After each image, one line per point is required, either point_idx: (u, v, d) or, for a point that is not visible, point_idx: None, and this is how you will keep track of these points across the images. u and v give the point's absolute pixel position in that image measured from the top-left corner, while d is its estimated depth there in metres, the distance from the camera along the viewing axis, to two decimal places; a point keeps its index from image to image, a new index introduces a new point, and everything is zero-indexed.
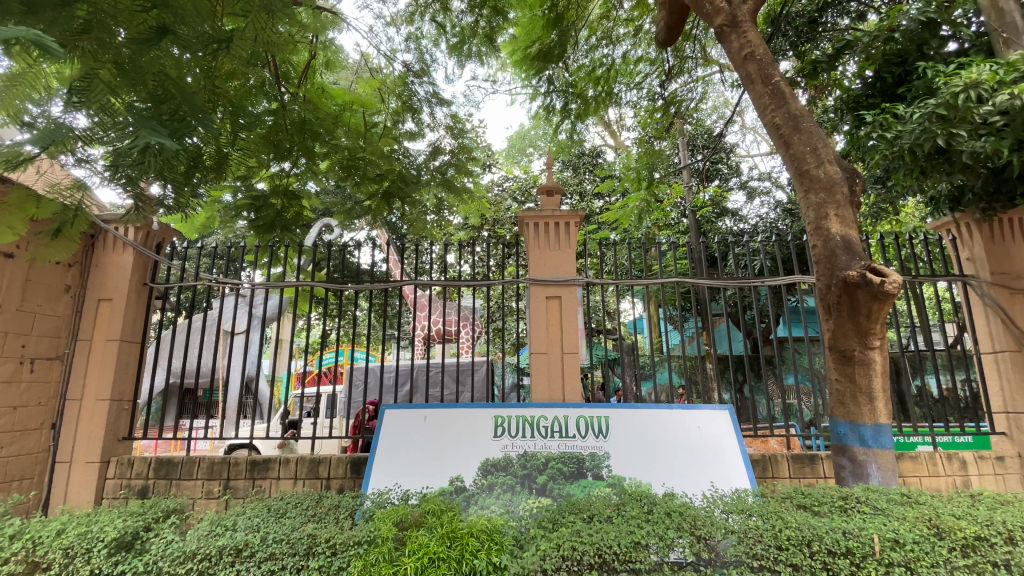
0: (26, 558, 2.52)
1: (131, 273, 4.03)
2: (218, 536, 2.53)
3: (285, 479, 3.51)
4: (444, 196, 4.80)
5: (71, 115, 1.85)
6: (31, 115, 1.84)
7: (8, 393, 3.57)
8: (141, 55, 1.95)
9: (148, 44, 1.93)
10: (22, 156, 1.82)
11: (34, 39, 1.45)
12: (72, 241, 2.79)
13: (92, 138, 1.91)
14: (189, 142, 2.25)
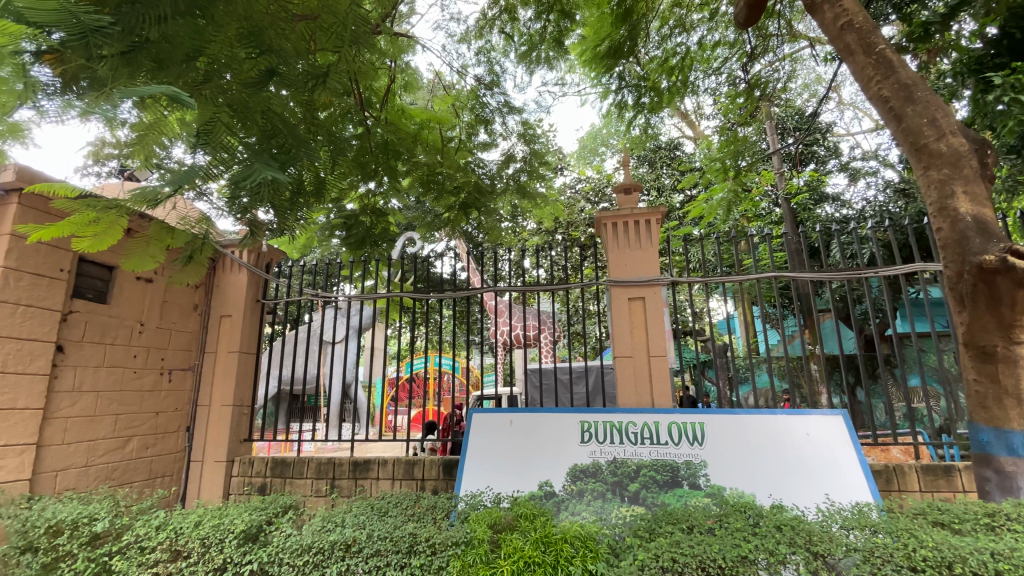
0: (169, 546, 2.87)
1: (245, 291, 4.49)
2: (330, 532, 2.72)
3: (384, 480, 3.71)
4: (518, 203, 4.85)
5: (193, 155, 2.07)
6: (160, 158, 2.10)
7: (152, 400, 4.19)
8: (251, 95, 2.20)
9: (257, 87, 2.18)
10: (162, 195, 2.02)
11: (171, 93, 1.67)
12: (200, 265, 3.16)
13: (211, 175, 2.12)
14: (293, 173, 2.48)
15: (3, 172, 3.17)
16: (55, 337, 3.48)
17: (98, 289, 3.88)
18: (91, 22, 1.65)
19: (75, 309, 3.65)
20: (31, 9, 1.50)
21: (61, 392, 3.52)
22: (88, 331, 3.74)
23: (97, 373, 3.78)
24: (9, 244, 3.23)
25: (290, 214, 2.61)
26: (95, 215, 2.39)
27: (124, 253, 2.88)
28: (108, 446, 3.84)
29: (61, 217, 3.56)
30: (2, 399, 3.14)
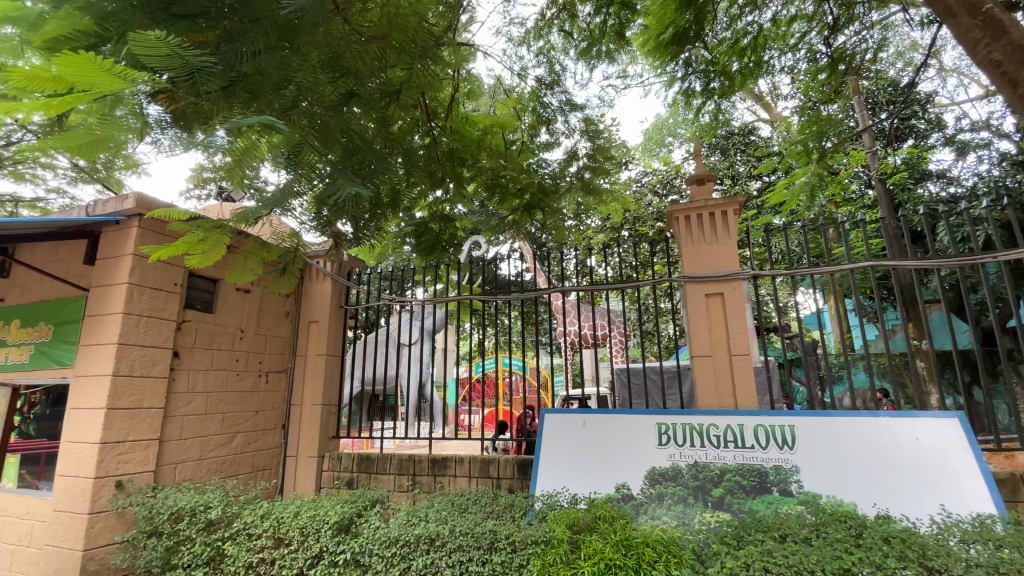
0: (273, 534, 3.14)
1: (329, 298, 4.82)
2: (415, 525, 2.85)
3: (461, 478, 3.79)
4: (582, 201, 4.79)
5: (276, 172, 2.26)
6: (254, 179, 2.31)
7: (252, 400, 4.60)
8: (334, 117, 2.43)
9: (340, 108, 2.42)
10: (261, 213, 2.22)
11: (266, 122, 1.86)
12: (291, 275, 3.43)
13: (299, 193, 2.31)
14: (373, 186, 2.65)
15: (124, 201, 3.64)
16: (172, 344, 3.94)
17: (205, 300, 4.34)
18: (198, 63, 1.85)
19: (188, 318, 4.11)
20: (150, 56, 1.71)
21: (178, 393, 3.98)
22: (198, 338, 4.19)
23: (207, 376, 4.23)
24: (133, 262, 3.69)
25: (369, 224, 2.78)
26: (203, 235, 2.67)
27: (228, 268, 3.19)
28: (217, 441, 4.27)
29: (172, 237, 4.00)
30: (131, 400, 3.59)
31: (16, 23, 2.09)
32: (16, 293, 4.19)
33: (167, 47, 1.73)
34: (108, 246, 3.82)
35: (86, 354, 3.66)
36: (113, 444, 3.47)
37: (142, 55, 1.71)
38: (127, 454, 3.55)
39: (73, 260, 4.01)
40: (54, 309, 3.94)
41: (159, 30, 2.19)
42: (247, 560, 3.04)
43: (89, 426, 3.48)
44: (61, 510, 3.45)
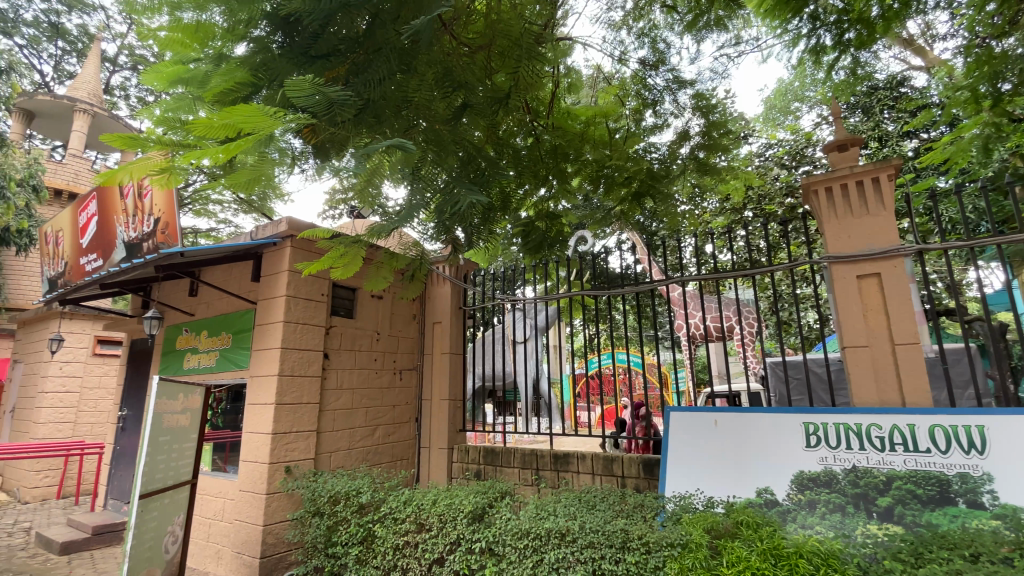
0: (416, 519, 3.38)
1: (449, 300, 5.12)
2: (544, 519, 2.89)
3: (584, 475, 3.74)
4: (696, 182, 4.46)
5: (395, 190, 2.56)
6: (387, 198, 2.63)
7: (390, 395, 5.08)
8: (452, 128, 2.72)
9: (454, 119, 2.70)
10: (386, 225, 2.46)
11: (397, 143, 2.06)
12: (417, 281, 3.70)
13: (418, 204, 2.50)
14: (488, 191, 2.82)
15: (280, 225, 4.22)
16: (322, 346, 4.47)
17: (347, 307, 4.86)
18: (334, 94, 2.06)
19: (333, 324, 4.65)
20: (297, 93, 1.97)
21: (330, 389, 4.51)
22: (342, 341, 4.71)
23: (351, 374, 4.74)
24: (289, 277, 4.25)
25: (485, 228, 2.93)
26: (344, 250, 2.99)
27: (365, 278, 3.55)
28: (363, 432, 4.77)
29: (317, 253, 4.54)
30: (293, 396, 4.15)
31: (191, 84, 2.51)
32: (204, 308, 5.06)
33: (310, 86, 1.98)
34: (269, 265, 4.45)
35: (258, 357, 4.31)
36: (281, 434, 4.04)
37: (292, 95, 1.98)
38: (293, 443, 4.12)
39: (242, 279, 4.73)
40: (231, 320, 4.68)
41: (299, 71, 2.48)
42: (395, 541, 3.35)
43: (263, 419, 4.08)
44: (245, 490, 4.09)
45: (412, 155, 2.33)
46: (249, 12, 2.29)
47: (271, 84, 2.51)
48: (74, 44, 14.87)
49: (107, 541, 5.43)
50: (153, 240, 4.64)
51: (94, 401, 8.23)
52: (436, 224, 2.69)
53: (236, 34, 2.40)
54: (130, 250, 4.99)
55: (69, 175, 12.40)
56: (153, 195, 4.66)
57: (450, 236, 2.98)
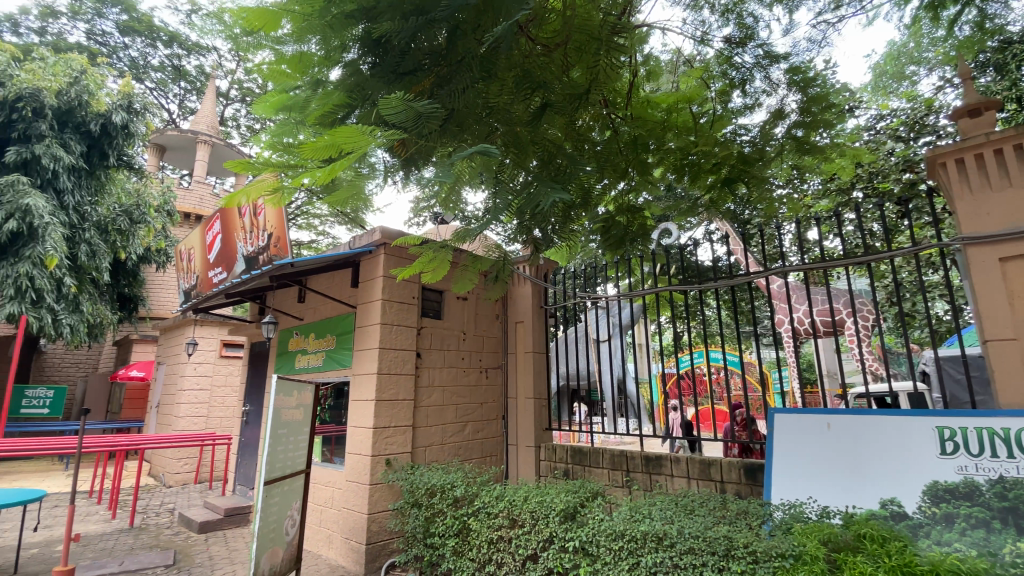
0: (508, 515, 3.44)
1: (531, 300, 5.17)
2: (640, 522, 2.82)
3: (679, 478, 3.60)
4: (795, 163, 4.10)
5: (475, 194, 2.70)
6: (467, 199, 2.73)
7: (477, 393, 5.24)
8: (534, 129, 2.75)
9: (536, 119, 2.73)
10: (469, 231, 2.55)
11: (482, 149, 2.12)
12: (502, 282, 3.77)
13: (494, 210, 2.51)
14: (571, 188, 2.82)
15: (374, 234, 4.51)
16: (415, 346, 4.72)
17: (435, 309, 5.09)
18: (421, 107, 2.16)
19: (424, 325, 4.89)
20: (390, 109, 2.10)
21: (423, 387, 4.75)
22: (432, 341, 4.94)
23: (442, 372, 4.95)
24: (384, 282, 4.54)
25: (563, 224, 2.99)
26: (432, 254, 3.15)
27: (452, 281, 3.71)
28: (454, 428, 4.96)
29: (408, 258, 4.79)
30: (390, 393, 4.42)
31: (292, 110, 2.76)
32: (310, 313, 5.54)
33: (400, 101, 2.10)
34: (365, 271, 4.78)
35: (358, 357, 4.63)
36: (381, 429, 4.32)
37: (385, 112, 2.11)
38: (392, 437, 4.39)
39: (342, 285, 5.12)
40: (334, 323, 5.08)
41: (388, 88, 2.65)
42: (489, 535, 3.44)
43: (365, 414, 4.39)
44: (351, 480, 4.41)
45: (494, 159, 2.41)
46: (341, 37, 2.46)
47: (364, 103, 2.72)
48: (194, 83, 16.93)
49: (237, 522, 6.12)
50: (267, 253, 5.14)
51: (223, 397, 9.31)
52: (514, 222, 2.79)
53: (332, 60, 2.62)
54: (248, 262, 5.58)
55: (195, 199, 14.16)
56: (266, 213, 5.17)
57: (529, 234, 3.05)
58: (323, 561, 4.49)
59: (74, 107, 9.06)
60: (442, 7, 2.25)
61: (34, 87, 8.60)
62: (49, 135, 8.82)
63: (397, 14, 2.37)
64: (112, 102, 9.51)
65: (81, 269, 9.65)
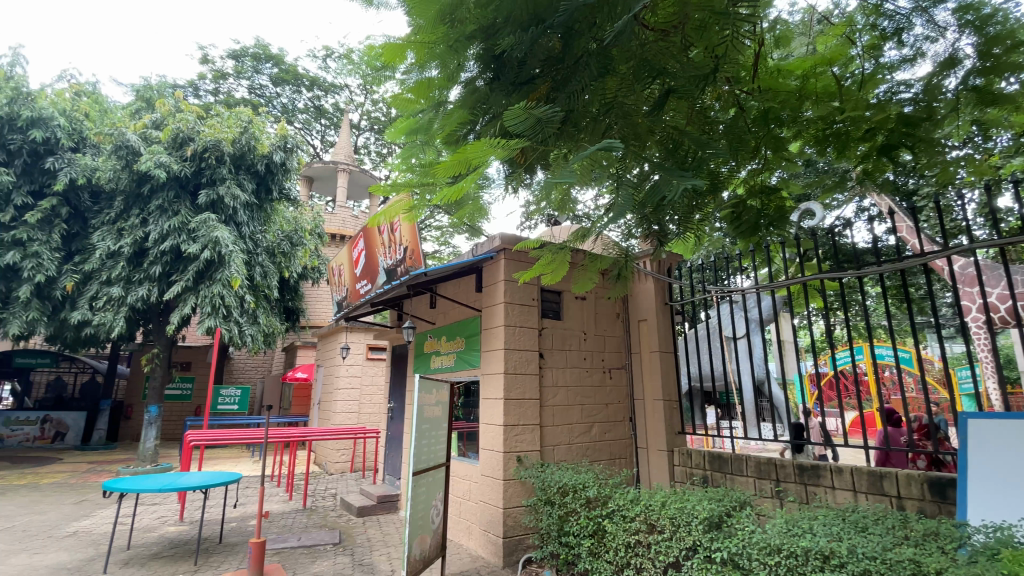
0: (646, 519, 3.34)
1: (654, 296, 4.95)
2: (799, 537, 2.55)
3: (843, 491, 3.18)
4: (978, 116, 3.39)
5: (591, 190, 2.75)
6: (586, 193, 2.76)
7: (602, 394, 5.19)
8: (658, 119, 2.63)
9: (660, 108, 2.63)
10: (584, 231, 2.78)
11: (606, 146, 2.13)
12: (625, 280, 3.69)
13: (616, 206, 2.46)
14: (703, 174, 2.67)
15: (494, 241, 4.70)
16: (538, 347, 4.82)
17: (555, 309, 5.15)
18: (541, 113, 2.23)
19: (545, 325, 4.97)
20: (513, 118, 2.22)
21: (547, 387, 4.84)
22: (554, 341, 5.00)
23: (565, 372, 4.99)
24: (506, 286, 4.70)
25: (688, 213, 2.83)
26: (552, 258, 3.22)
27: (572, 281, 3.75)
28: (580, 428, 4.96)
29: (528, 261, 4.91)
30: (517, 392, 4.57)
31: (418, 133, 2.99)
32: (441, 317, 5.97)
33: (525, 110, 2.21)
34: (488, 276, 5.01)
35: (486, 358, 4.86)
36: (511, 427, 4.48)
37: (510, 122, 2.24)
38: (521, 435, 4.53)
39: (468, 291, 5.43)
40: (462, 326, 5.40)
41: (507, 99, 2.77)
42: (626, 539, 3.37)
43: (495, 412, 4.59)
44: (486, 475, 4.63)
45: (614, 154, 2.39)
46: (460, 58, 2.66)
47: (485, 116, 2.90)
48: (332, 119, 19.21)
49: (388, 508, 6.77)
50: (404, 264, 5.64)
51: (370, 396, 10.39)
52: (634, 215, 2.74)
53: (452, 80, 2.79)
54: (388, 274, 6.17)
55: (338, 222, 16.04)
56: (401, 229, 5.67)
57: (648, 226, 2.99)
58: (465, 551, 4.77)
59: (246, 152, 10.76)
60: (558, 13, 2.30)
61: (215, 139, 10.34)
62: (229, 177, 10.57)
63: (517, 26, 2.48)
64: (271, 143, 11.16)
65: (257, 288, 11.45)
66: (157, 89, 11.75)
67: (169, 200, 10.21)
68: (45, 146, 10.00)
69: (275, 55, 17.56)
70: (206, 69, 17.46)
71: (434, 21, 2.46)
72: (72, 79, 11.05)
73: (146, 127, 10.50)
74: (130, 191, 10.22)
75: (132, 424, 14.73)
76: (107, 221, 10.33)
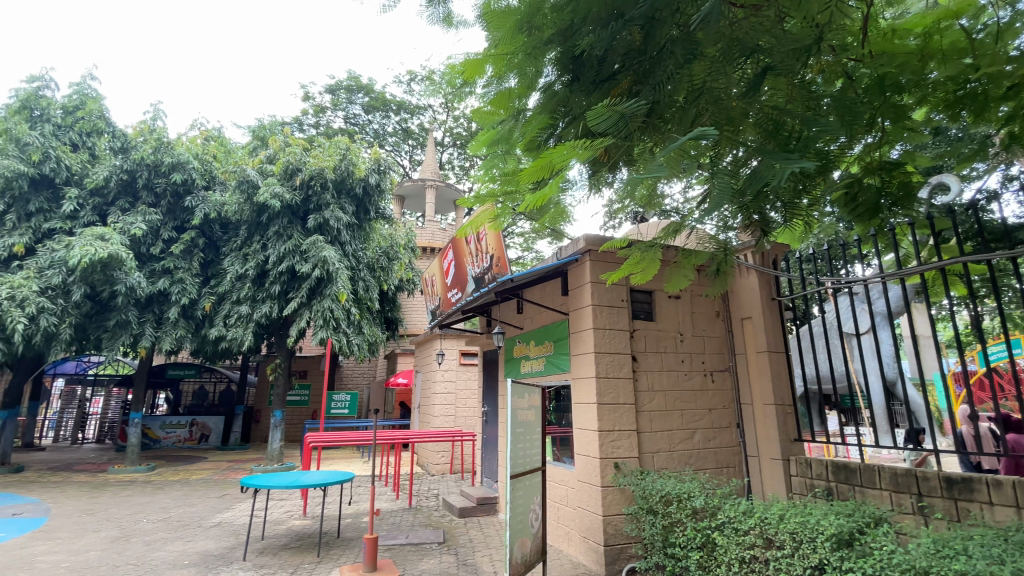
0: (762, 533, 3.08)
1: (759, 292, 4.60)
2: (951, 560, 2.22)
3: (1005, 509, 2.71)
4: None
5: (683, 181, 2.62)
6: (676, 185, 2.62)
7: (704, 398, 4.90)
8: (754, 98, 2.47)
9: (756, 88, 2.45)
10: (676, 226, 2.67)
11: (700, 134, 2.02)
12: (724, 276, 3.47)
13: (711, 195, 2.33)
14: (812, 157, 2.46)
15: (579, 242, 4.64)
16: (630, 350, 4.68)
17: (647, 310, 4.97)
18: (627, 109, 2.18)
19: (638, 327, 4.81)
20: (597, 117, 2.19)
21: (643, 391, 4.68)
22: (648, 344, 4.82)
23: (661, 376, 4.79)
24: (594, 288, 4.62)
25: (793, 199, 2.61)
26: (642, 256, 3.11)
27: (665, 279, 3.62)
28: (682, 435, 4.73)
29: (617, 261, 4.79)
30: (611, 396, 4.47)
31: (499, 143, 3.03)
32: (529, 322, 6.02)
33: (609, 109, 2.18)
34: (574, 278, 4.96)
35: (577, 362, 4.81)
36: (607, 432, 4.38)
37: (596, 122, 2.22)
38: (618, 441, 4.42)
39: (555, 294, 5.42)
40: (551, 330, 5.40)
41: (589, 99, 2.74)
42: (740, 553, 3.11)
43: (589, 417, 4.52)
44: (583, 481, 4.57)
45: (707, 142, 2.26)
46: (539, 64, 2.69)
47: (565, 118, 2.89)
48: (418, 139, 20.33)
49: (487, 511, 6.91)
50: (491, 272, 5.76)
51: (466, 400, 10.74)
52: (732, 206, 2.58)
53: (531, 87, 2.82)
54: (477, 282, 6.35)
55: (428, 235, 16.88)
56: (487, 237, 5.81)
57: (747, 216, 2.79)
58: (566, 557, 4.73)
59: (345, 177, 11.68)
60: (640, 5, 2.28)
61: (320, 168, 11.36)
62: (332, 202, 11.57)
63: (596, 23, 2.50)
64: (367, 166, 12.06)
65: (361, 301, 12.34)
66: (269, 128, 13.18)
67: (284, 226, 11.42)
68: (184, 187, 11.62)
69: (366, 85, 18.94)
70: (308, 106, 19.30)
71: (513, 32, 2.53)
72: (202, 127, 12.74)
73: (262, 162, 11.81)
74: (251, 221, 11.55)
75: (260, 427, 16.56)
76: (235, 248, 11.74)
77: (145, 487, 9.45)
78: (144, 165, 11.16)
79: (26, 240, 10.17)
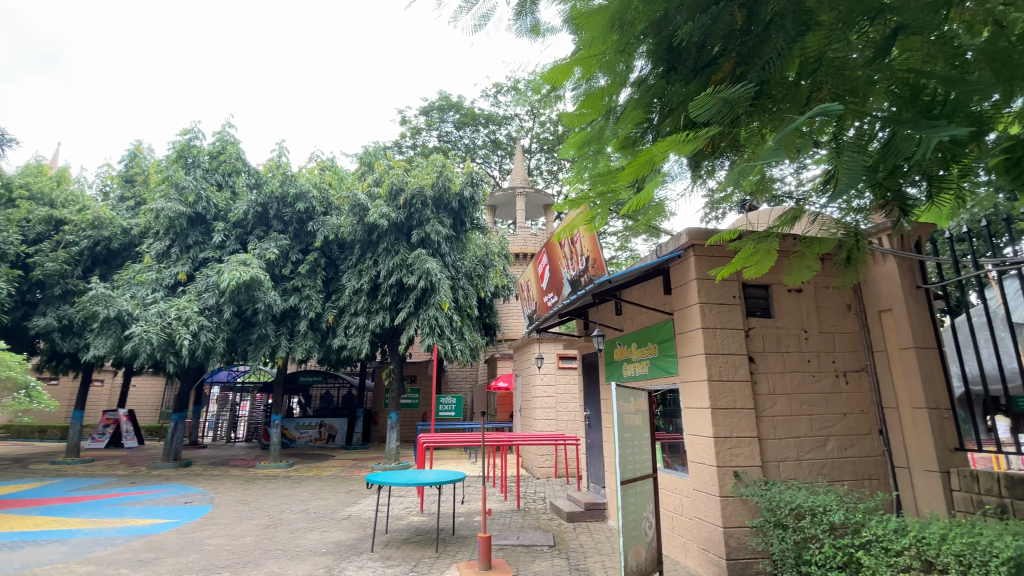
0: (920, 555, 2.68)
1: (899, 280, 4.06)
2: None
3: None
4: None
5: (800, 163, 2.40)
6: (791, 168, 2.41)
7: (837, 402, 4.41)
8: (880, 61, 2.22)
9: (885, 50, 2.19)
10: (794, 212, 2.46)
11: (822, 110, 1.83)
12: (853, 263, 3.11)
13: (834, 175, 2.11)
14: (960, 121, 2.13)
15: (681, 238, 4.44)
16: (746, 350, 4.37)
17: (762, 307, 4.60)
18: (730, 93, 2.04)
19: (753, 325, 4.47)
20: (699, 106, 2.07)
21: (763, 395, 4.33)
22: (766, 343, 4.46)
23: (784, 378, 4.41)
24: (700, 284, 4.38)
25: (938, 171, 2.28)
26: (754, 249, 2.91)
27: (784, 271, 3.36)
28: (812, 443, 4.30)
29: (725, 255, 4.50)
30: (726, 400, 4.20)
31: (591, 143, 3.01)
32: (630, 323, 5.86)
33: (712, 96, 2.05)
34: (677, 276, 4.75)
35: (685, 364, 4.58)
36: (723, 438, 4.12)
37: (698, 112, 2.10)
38: (736, 448, 4.13)
39: (657, 294, 5.23)
40: (654, 331, 5.21)
41: (687, 87, 2.64)
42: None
43: (702, 422, 4.28)
44: (699, 489, 4.33)
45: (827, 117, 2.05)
46: (630, 59, 2.66)
47: (660, 110, 2.82)
48: (507, 149, 20.91)
49: (596, 516, 6.82)
50: (588, 274, 5.71)
51: (566, 403, 10.75)
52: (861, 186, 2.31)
53: (622, 83, 2.78)
54: (574, 285, 6.33)
55: (521, 241, 17.21)
56: (583, 240, 5.78)
57: (879, 196, 2.50)
58: (683, 568, 4.52)
59: (443, 192, 12.35)
60: None
61: (420, 186, 12.13)
62: (432, 217, 12.26)
63: (694, 9, 2.44)
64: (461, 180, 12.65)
65: (462, 308, 12.89)
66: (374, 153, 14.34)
67: (391, 242, 12.31)
68: (306, 214, 13.03)
69: (456, 104, 19.89)
70: (405, 129, 20.69)
71: (603, 32, 2.44)
72: (318, 158, 14.18)
73: (370, 185, 12.83)
74: (363, 240, 12.61)
75: (378, 428, 17.96)
76: (350, 265, 12.90)
77: (286, 482, 10.69)
78: (273, 198, 12.67)
79: (187, 269, 12.08)
